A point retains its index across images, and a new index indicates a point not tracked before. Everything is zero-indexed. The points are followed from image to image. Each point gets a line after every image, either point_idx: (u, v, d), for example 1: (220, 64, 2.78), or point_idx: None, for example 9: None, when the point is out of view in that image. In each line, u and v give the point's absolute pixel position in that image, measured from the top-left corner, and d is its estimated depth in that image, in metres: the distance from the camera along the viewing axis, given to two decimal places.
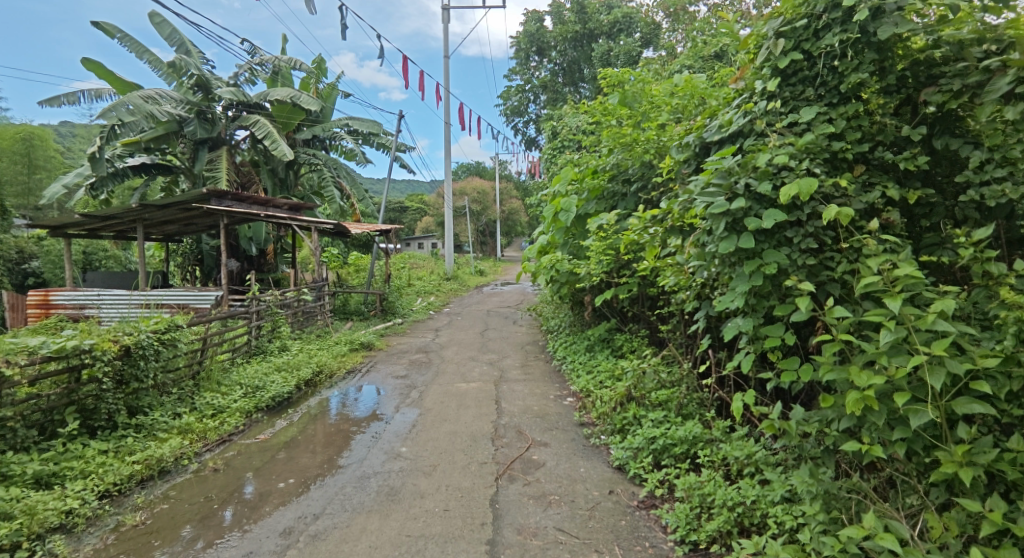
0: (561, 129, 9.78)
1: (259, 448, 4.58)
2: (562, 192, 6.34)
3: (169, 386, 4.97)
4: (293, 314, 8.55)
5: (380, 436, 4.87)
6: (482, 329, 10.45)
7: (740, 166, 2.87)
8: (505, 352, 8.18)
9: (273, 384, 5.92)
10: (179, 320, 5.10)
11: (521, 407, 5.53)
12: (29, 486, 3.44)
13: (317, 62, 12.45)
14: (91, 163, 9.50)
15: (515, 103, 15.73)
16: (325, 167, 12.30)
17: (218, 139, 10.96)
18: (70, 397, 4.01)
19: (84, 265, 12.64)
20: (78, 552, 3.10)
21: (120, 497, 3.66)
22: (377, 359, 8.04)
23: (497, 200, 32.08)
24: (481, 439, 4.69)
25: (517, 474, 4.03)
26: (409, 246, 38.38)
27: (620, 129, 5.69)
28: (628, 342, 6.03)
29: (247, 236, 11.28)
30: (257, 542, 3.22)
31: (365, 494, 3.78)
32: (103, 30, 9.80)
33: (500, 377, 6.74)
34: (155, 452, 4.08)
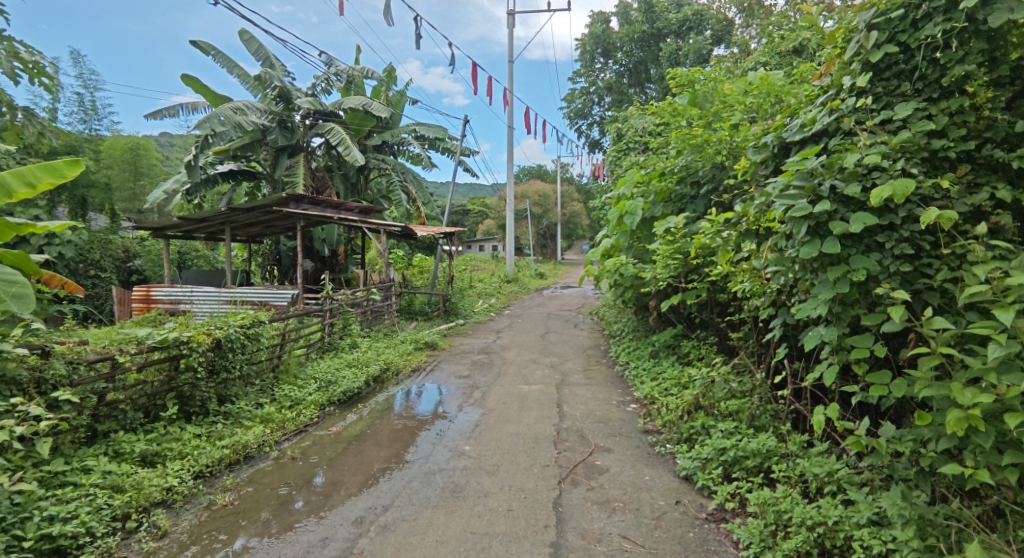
0: (627, 130, 9.64)
1: (332, 440, 4.81)
2: (627, 195, 6.22)
3: (252, 377, 5.33)
4: (362, 313, 8.91)
5: (444, 434, 4.97)
6: (543, 331, 10.48)
7: (824, 166, 2.73)
8: (566, 355, 8.15)
9: (345, 379, 6.19)
10: (262, 316, 5.46)
11: (583, 411, 5.49)
12: (137, 463, 3.78)
13: (388, 71, 12.94)
14: (187, 170, 10.32)
15: (579, 105, 15.66)
16: (393, 171, 12.75)
17: (297, 146, 11.62)
18: (170, 384, 4.38)
19: (178, 264, 13.71)
20: (177, 526, 3.38)
21: (211, 478, 3.96)
22: (441, 358, 8.23)
23: (558, 203, 32.05)
24: (543, 442, 4.69)
25: (580, 479, 4.01)
26: (470, 247, 38.99)
27: (689, 130, 5.55)
28: (695, 349, 5.85)
29: (322, 238, 11.89)
30: (332, 528, 3.38)
31: (431, 489, 3.88)
32: (199, 49, 10.63)
33: (562, 381, 6.72)
34: (241, 438, 4.37)
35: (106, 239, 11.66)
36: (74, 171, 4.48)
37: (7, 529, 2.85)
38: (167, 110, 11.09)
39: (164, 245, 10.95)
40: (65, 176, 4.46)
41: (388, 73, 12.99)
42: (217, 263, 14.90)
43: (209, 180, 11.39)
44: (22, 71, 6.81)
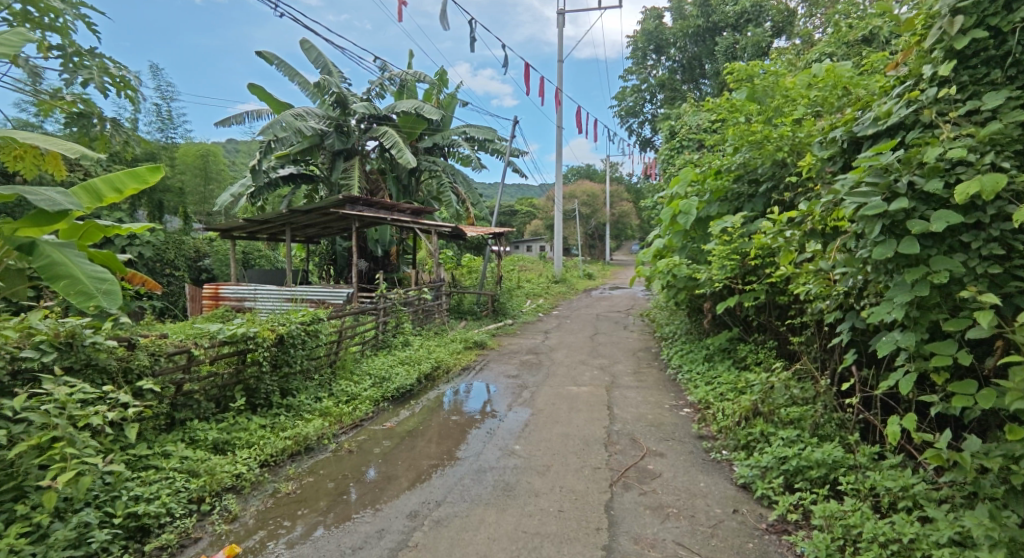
0: (680, 128, 9.41)
1: (385, 435, 4.94)
2: (681, 194, 6.05)
3: (312, 371, 5.55)
4: (414, 311, 9.09)
5: (495, 433, 5.01)
6: (591, 333, 10.37)
7: (901, 162, 2.57)
8: (616, 357, 8.05)
9: (398, 376, 6.35)
10: (321, 313, 5.67)
11: (634, 414, 5.39)
12: (209, 450, 4.02)
13: (439, 74, 13.17)
14: (252, 174, 10.87)
15: (630, 104, 15.43)
16: (443, 173, 12.96)
17: (353, 150, 12.00)
18: (238, 377, 4.62)
19: (243, 264, 14.44)
20: (246, 511, 3.57)
21: (275, 467, 4.15)
22: (490, 357, 8.30)
23: (608, 202, 31.69)
24: (594, 444, 4.65)
25: (632, 483, 3.94)
26: (518, 248, 39.12)
27: (748, 126, 5.36)
28: (752, 354, 5.64)
29: (375, 238, 12.24)
30: (388, 520, 3.47)
31: (483, 487, 3.92)
32: (264, 59, 11.17)
33: (612, 383, 6.63)
34: (302, 430, 4.56)
35: (180, 240, 12.42)
36: (155, 176, 4.83)
37: (99, 506, 3.08)
38: (234, 118, 11.72)
39: (231, 245, 11.54)
40: (147, 182, 4.82)
41: (440, 76, 13.21)
42: (278, 262, 15.58)
43: (272, 184, 11.88)
44: (110, 85, 7.36)
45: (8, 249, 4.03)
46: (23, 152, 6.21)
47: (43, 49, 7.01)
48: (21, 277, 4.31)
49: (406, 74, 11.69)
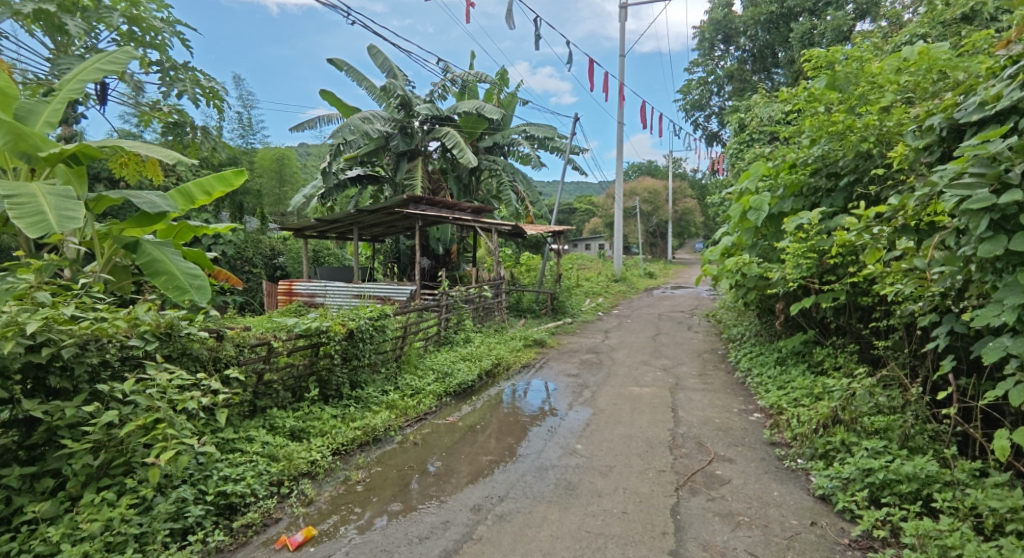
0: (750, 120, 9.00)
1: (448, 429, 5.05)
2: (751, 190, 5.77)
3: (379, 365, 5.74)
4: (475, 309, 9.20)
5: (555, 431, 4.99)
6: (653, 333, 10.12)
7: (1013, 150, 2.34)
8: (680, 358, 7.82)
9: (460, 372, 6.46)
10: (387, 309, 5.86)
11: (700, 418, 5.22)
12: (287, 437, 4.25)
13: (500, 73, 13.26)
14: (322, 176, 11.39)
15: (696, 97, 14.95)
16: (503, 172, 13.03)
17: (415, 151, 12.31)
18: (312, 368, 4.85)
19: (314, 261, 15.13)
20: (320, 496, 3.74)
21: (346, 455, 4.33)
22: (550, 356, 8.28)
23: (670, 199, 30.79)
24: (658, 446, 4.54)
25: (699, 488, 3.82)
26: (577, 246, 38.81)
27: (827, 116, 5.05)
28: (830, 358, 5.31)
29: (436, 237, 12.53)
30: (452, 513, 3.54)
31: (545, 484, 3.92)
32: (335, 65, 11.66)
33: (676, 385, 6.44)
34: (371, 422, 4.73)
35: (257, 239, 13.17)
36: (239, 179, 5.13)
37: (193, 483, 3.33)
38: (307, 123, 12.31)
39: (303, 243, 12.11)
40: (232, 185, 5.13)
41: (501, 75, 13.31)
42: (346, 260, 16.23)
43: (341, 185, 12.36)
44: (201, 95, 7.94)
45: (116, 248, 4.44)
46: (126, 159, 6.83)
47: (144, 65, 7.65)
48: (127, 273, 4.73)
49: (468, 75, 11.82)
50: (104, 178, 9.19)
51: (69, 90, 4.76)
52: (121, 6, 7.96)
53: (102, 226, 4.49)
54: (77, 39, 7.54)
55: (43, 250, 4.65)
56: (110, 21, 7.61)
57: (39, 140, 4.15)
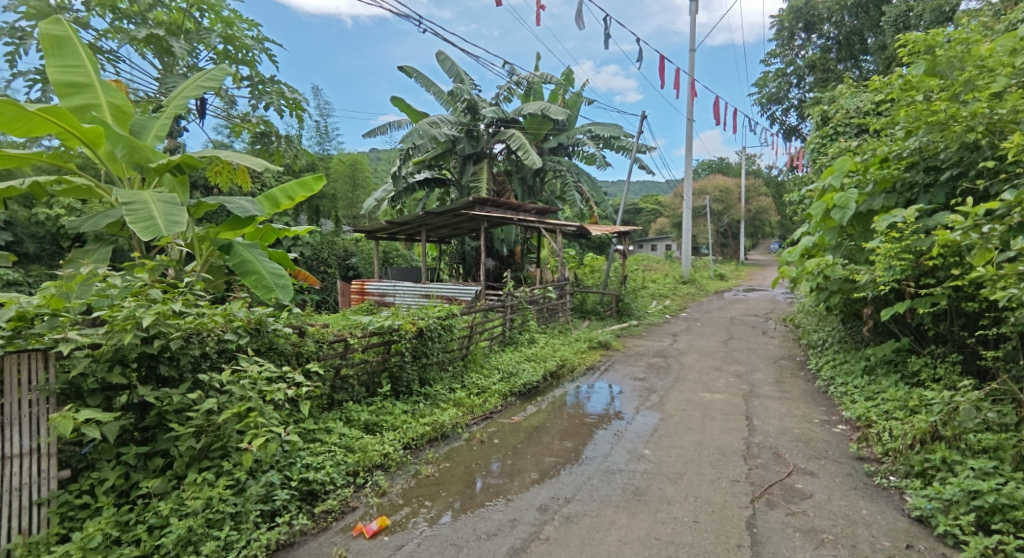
0: (834, 112, 8.47)
1: (513, 429, 5.10)
2: (835, 186, 5.44)
3: (446, 363, 5.88)
4: (539, 310, 9.23)
5: (622, 435, 4.91)
6: (725, 337, 9.73)
7: None
8: (754, 365, 7.47)
9: (525, 372, 6.50)
10: (454, 308, 5.98)
11: (777, 427, 4.96)
12: (361, 430, 4.44)
13: (566, 73, 13.21)
14: (393, 180, 11.83)
15: (773, 89, 14.26)
16: (568, 172, 12.99)
17: (481, 153, 12.50)
18: (384, 365, 5.05)
19: (384, 262, 15.70)
20: (393, 488, 3.88)
21: (417, 450, 4.46)
22: (615, 359, 8.16)
23: (743, 198, 29.45)
24: (732, 455, 4.36)
25: (777, 501, 3.63)
26: (642, 247, 37.97)
27: (925, 105, 4.66)
28: (926, 368, 4.88)
29: (501, 238, 12.67)
30: (519, 511, 3.57)
31: (612, 488, 3.87)
32: (405, 72, 12.06)
33: (750, 392, 6.15)
34: (439, 418, 4.85)
35: (332, 240, 13.83)
36: (319, 184, 5.40)
37: (280, 469, 3.55)
38: (379, 129, 12.82)
39: (375, 245, 12.58)
40: (312, 189, 5.42)
41: (566, 76, 13.27)
42: (414, 261, 16.74)
43: (410, 188, 12.77)
44: (285, 106, 8.47)
45: (212, 249, 4.81)
46: (220, 168, 7.42)
47: (237, 80, 8.28)
48: (221, 273, 5.10)
49: (533, 76, 11.84)
50: (200, 185, 10.01)
51: (175, 106, 5.21)
52: (218, 27, 8.69)
53: (201, 230, 4.85)
54: (181, 59, 8.29)
55: (153, 252, 5.12)
56: (208, 41, 8.31)
57: (151, 152, 4.57)
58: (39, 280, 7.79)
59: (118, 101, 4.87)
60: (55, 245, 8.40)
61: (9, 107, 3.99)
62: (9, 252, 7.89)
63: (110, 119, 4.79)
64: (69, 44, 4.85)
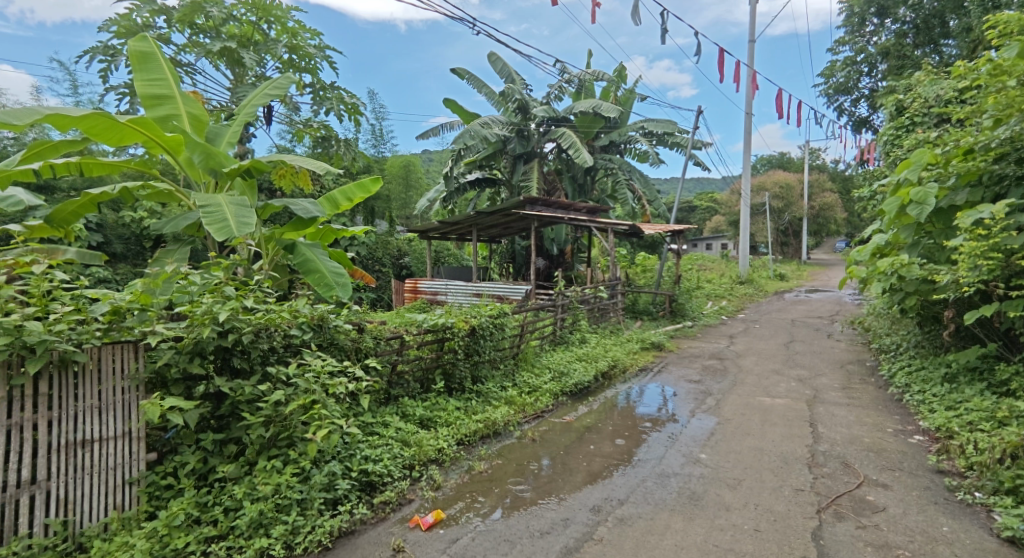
0: (910, 101, 7.95)
1: (565, 428, 5.08)
2: (911, 180, 5.10)
3: (498, 362, 5.93)
4: (590, 310, 9.15)
5: (677, 438, 4.80)
6: (786, 340, 9.31)
7: None
8: (818, 369, 7.11)
9: (576, 372, 6.47)
10: (506, 307, 6.03)
11: (845, 435, 4.71)
12: (417, 424, 4.54)
13: (619, 69, 13.01)
14: (445, 180, 12.08)
15: (841, 79, 13.54)
16: (619, 170, 12.83)
17: (532, 153, 12.51)
18: (438, 361, 5.15)
19: (437, 261, 15.97)
20: (447, 482, 3.95)
21: (470, 446, 4.52)
22: (669, 360, 7.98)
23: (805, 195, 28.08)
24: (795, 463, 4.17)
25: (846, 512, 3.45)
26: (697, 246, 36.92)
27: (1019, 90, 4.30)
28: (1018, 377, 4.50)
29: (551, 237, 12.65)
30: (572, 511, 3.55)
31: (667, 492, 3.79)
32: (458, 75, 12.24)
33: (814, 397, 5.87)
34: (491, 416, 4.89)
35: (387, 240, 14.20)
36: (376, 185, 5.56)
37: (341, 459, 3.68)
38: (432, 131, 13.07)
39: (428, 245, 12.83)
40: (369, 190, 5.58)
41: (618, 72, 13.08)
42: (465, 260, 16.94)
43: (462, 189, 12.95)
44: (344, 111, 8.79)
45: (278, 249, 5.04)
46: (285, 172, 7.79)
47: (300, 88, 8.66)
48: (285, 271, 5.34)
49: (584, 74, 11.74)
50: (266, 188, 10.53)
51: (245, 114, 5.51)
52: (284, 38, 9.11)
53: (268, 230, 5.08)
54: (250, 69, 8.77)
55: (225, 251, 5.43)
56: (274, 51, 8.76)
57: (224, 157, 4.84)
58: (125, 277, 8.42)
59: (196, 111, 5.19)
60: (139, 245, 9.05)
61: (101, 118, 4.35)
62: (99, 251, 8.58)
63: (189, 128, 5.11)
64: (153, 59, 5.20)
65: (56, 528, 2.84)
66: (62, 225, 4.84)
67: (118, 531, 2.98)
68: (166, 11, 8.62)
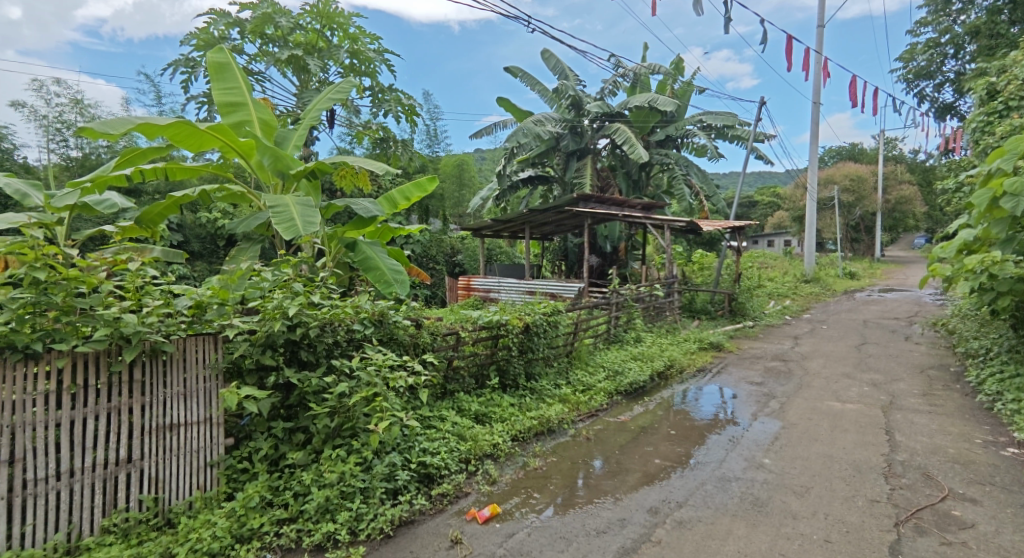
0: (1002, 85, 7.34)
1: (620, 428, 5.02)
2: (1005, 170, 4.68)
3: (552, 359, 5.93)
4: (645, 308, 8.99)
5: (738, 442, 4.64)
6: (857, 342, 8.79)
7: None
8: (895, 374, 6.67)
9: (631, 371, 6.38)
10: (559, 304, 6.02)
11: (927, 445, 4.41)
12: (472, 419, 4.61)
13: (676, 61, 12.66)
14: (499, 178, 12.19)
15: (922, 63, 12.66)
16: (676, 165, 12.50)
17: (585, 149, 12.39)
18: (492, 358, 5.21)
19: (490, 259, 16.11)
20: (503, 477, 4.00)
21: (524, 442, 4.55)
22: (728, 361, 7.72)
23: (879, 187, 26.37)
24: (869, 473, 3.94)
25: (928, 527, 3.23)
26: (758, 243, 35.49)
27: None
28: None
29: (604, 235, 12.50)
30: (629, 511, 3.51)
31: (728, 496, 3.68)
32: (511, 73, 12.30)
33: (890, 404, 5.52)
34: (545, 413, 4.91)
35: (441, 238, 14.45)
36: (433, 184, 5.66)
37: (401, 451, 3.78)
38: (485, 130, 13.21)
39: (481, 243, 12.96)
40: (426, 189, 5.68)
41: (676, 64, 12.73)
42: (518, 257, 17.00)
43: (515, 186, 13.00)
44: (401, 112, 9.01)
45: (340, 247, 5.22)
46: (345, 173, 8.08)
47: (360, 91, 8.96)
48: (346, 269, 5.52)
49: (640, 68, 11.50)
50: (328, 189, 10.97)
51: (309, 118, 5.74)
52: (346, 44, 9.46)
53: (330, 229, 5.26)
54: (314, 75, 9.16)
55: (292, 249, 5.68)
56: (336, 57, 9.11)
57: (291, 160, 5.10)
58: (202, 274, 9.02)
59: (266, 116, 5.46)
60: (213, 244, 9.65)
61: (184, 126, 4.64)
62: (180, 250, 9.22)
63: (260, 132, 5.39)
64: (228, 69, 5.52)
65: (148, 504, 3.08)
66: (149, 226, 5.23)
67: (201, 509, 3.19)
68: (240, 23, 9.13)
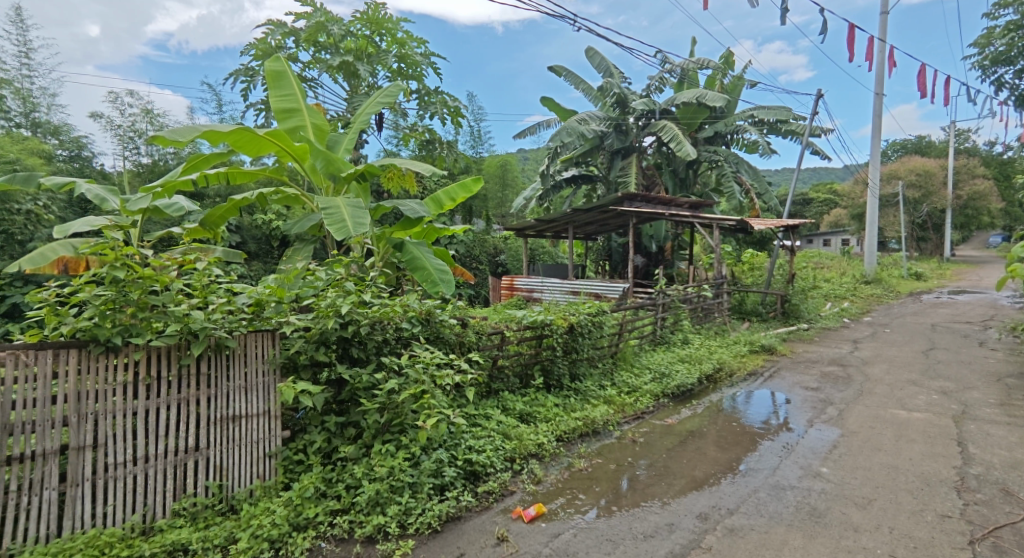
0: None
1: (667, 431, 4.93)
2: None
3: (596, 360, 5.89)
4: (693, 309, 8.78)
5: (792, 449, 4.46)
6: (924, 347, 8.29)
7: None
8: (967, 382, 6.25)
9: (678, 373, 6.25)
10: (604, 305, 5.97)
11: (1005, 459, 4.11)
12: (516, 419, 4.63)
13: (726, 55, 12.29)
14: (542, 178, 12.21)
15: (1001, 48, 11.82)
16: (725, 162, 12.03)
17: (630, 147, 12.21)
18: (536, 358, 5.23)
19: (533, 259, 16.10)
20: (548, 476, 4.00)
21: (569, 443, 4.53)
22: (781, 365, 7.44)
23: (949, 183, 24.81)
24: (939, 486, 3.72)
25: (1008, 547, 3.02)
26: (814, 242, 34.02)
27: None
28: None
29: (649, 234, 12.28)
30: (677, 516, 3.44)
31: (783, 505, 3.55)
32: (555, 72, 12.27)
33: (962, 413, 5.18)
34: (590, 414, 4.87)
35: (484, 238, 14.55)
36: (478, 184, 5.71)
37: (448, 447, 3.85)
38: (529, 130, 13.24)
39: (524, 243, 12.97)
40: (471, 190, 5.73)
41: (726, 58, 12.36)
42: (561, 257, 16.93)
43: (558, 186, 12.96)
44: (447, 114, 9.15)
45: (388, 248, 5.34)
46: (393, 175, 8.28)
47: (407, 95, 9.16)
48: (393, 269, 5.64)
49: (688, 64, 11.25)
50: (375, 191, 11.26)
51: (359, 123, 5.90)
52: (394, 49, 9.69)
53: (379, 230, 5.39)
54: (364, 80, 9.42)
55: (342, 249, 5.86)
56: (385, 62, 9.34)
57: (342, 163, 5.27)
58: (258, 273, 9.42)
59: (318, 121, 5.66)
60: (268, 244, 10.06)
61: (244, 133, 4.86)
62: (238, 250, 9.66)
63: (313, 137, 5.60)
64: (284, 76, 5.74)
65: (213, 490, 3.25)
66: (212, 227, 5.52)
67: (261, 497, 3.34)
68: (295, 32, 9.50)
